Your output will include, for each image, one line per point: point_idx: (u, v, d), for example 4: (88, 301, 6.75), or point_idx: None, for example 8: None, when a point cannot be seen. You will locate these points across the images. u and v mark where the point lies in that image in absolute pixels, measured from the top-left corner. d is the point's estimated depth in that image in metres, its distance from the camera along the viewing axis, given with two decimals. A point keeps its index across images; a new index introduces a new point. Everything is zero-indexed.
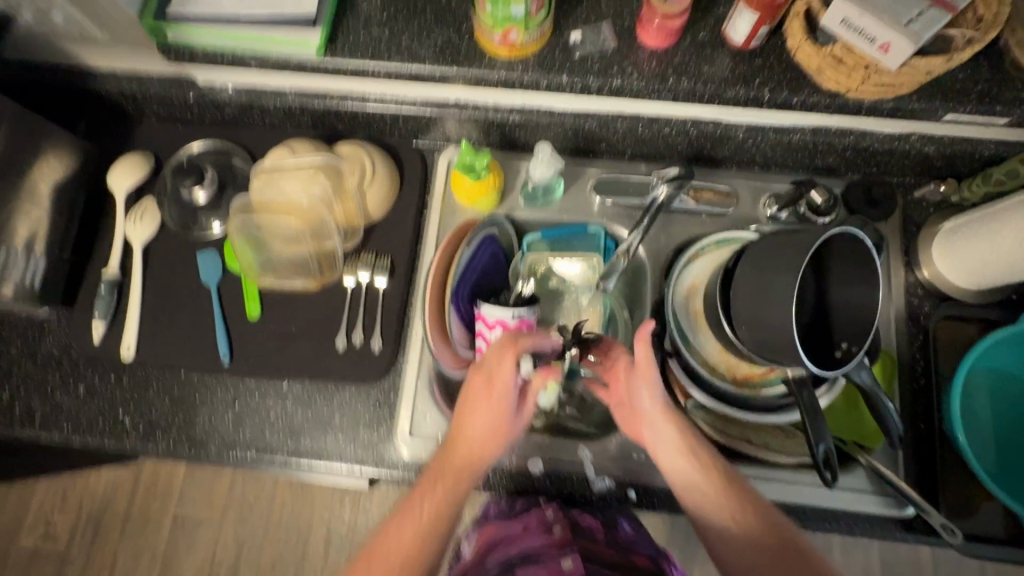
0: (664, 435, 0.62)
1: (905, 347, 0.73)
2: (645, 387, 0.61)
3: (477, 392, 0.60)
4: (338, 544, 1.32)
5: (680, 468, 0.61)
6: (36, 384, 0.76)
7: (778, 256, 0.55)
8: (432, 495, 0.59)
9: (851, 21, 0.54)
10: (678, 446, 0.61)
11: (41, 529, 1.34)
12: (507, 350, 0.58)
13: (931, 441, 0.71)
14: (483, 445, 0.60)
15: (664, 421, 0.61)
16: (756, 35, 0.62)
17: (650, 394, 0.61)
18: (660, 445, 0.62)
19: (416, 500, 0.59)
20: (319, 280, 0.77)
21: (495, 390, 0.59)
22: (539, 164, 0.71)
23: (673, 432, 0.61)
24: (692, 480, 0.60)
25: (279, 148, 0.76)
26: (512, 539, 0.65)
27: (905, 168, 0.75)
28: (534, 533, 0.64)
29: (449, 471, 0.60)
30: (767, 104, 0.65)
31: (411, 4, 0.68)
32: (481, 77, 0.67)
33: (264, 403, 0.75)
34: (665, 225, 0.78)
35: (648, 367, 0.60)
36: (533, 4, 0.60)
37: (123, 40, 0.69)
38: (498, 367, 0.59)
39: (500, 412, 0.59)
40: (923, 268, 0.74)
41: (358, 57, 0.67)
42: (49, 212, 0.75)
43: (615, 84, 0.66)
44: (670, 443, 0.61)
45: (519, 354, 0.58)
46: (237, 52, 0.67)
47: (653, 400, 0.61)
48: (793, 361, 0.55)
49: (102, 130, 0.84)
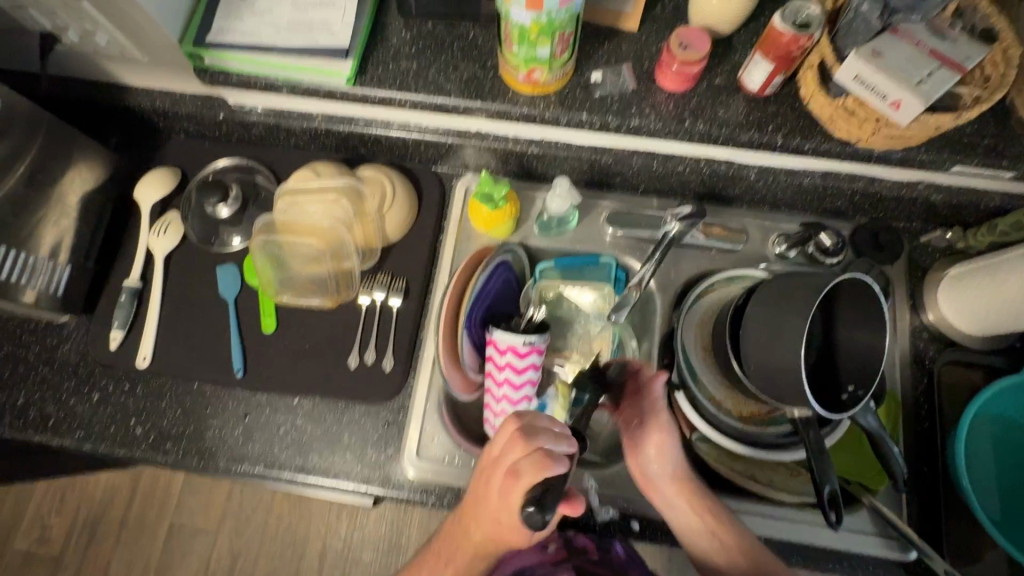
0: (670, 495, 0.65)
1: (908, 389, 0.75)
2: (654, 439, 0.65)
3: (490, 502, 0.58)
4: (333, 562, 1.31)
5: (684, 523, 0.64)
6: (52, 389, 0.78)
7: (788, 300, 0.56)
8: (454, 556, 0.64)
9: (863, 78, 0.56)
10: (684, 507, 0.64)
11: (36, 532, 1.34)
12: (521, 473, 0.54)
13: (934, 485, 0.71)
14: (501, 536, 0.60)
15: (673, 484, 0.65)
16: (771, 83, 0.64)
17: (660, 456, 0.65)
18: (669, 506, 0.65)
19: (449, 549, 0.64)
20: (336, 299, 0.78)
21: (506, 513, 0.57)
22: (557, 198, 0.73)
23: (681, 489, 0.65)
24: (696, 534, 0.64)
25: (303, 169, 0.78)
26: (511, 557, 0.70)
27: (912, 214, 0.77)
28: (530, 550, 0.69)
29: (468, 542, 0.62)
30: (779, 148, 0.67)
31: (439, 39, 0.71)
32: (503, 111, 0.69)
33: (273, 418, 0.76)
34: (676, 259, 0.80)
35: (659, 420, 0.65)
36: (559, 47, 0.61)
37: (161, 62, 0.72)
38: (510, 492, 0.55)
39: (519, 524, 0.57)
40: (929, 311, 0.76)
41: (386, 88, 0.69)
42: (77, 221, 0.77)
43: (633, 123, 0.68)
44: (676, 503, 0.65)
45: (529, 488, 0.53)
46: (270, 79, 0.70)
47: (669, 462, 0.65)
48: (800, 403, 0.56)
49: (133, 144, 0.87)
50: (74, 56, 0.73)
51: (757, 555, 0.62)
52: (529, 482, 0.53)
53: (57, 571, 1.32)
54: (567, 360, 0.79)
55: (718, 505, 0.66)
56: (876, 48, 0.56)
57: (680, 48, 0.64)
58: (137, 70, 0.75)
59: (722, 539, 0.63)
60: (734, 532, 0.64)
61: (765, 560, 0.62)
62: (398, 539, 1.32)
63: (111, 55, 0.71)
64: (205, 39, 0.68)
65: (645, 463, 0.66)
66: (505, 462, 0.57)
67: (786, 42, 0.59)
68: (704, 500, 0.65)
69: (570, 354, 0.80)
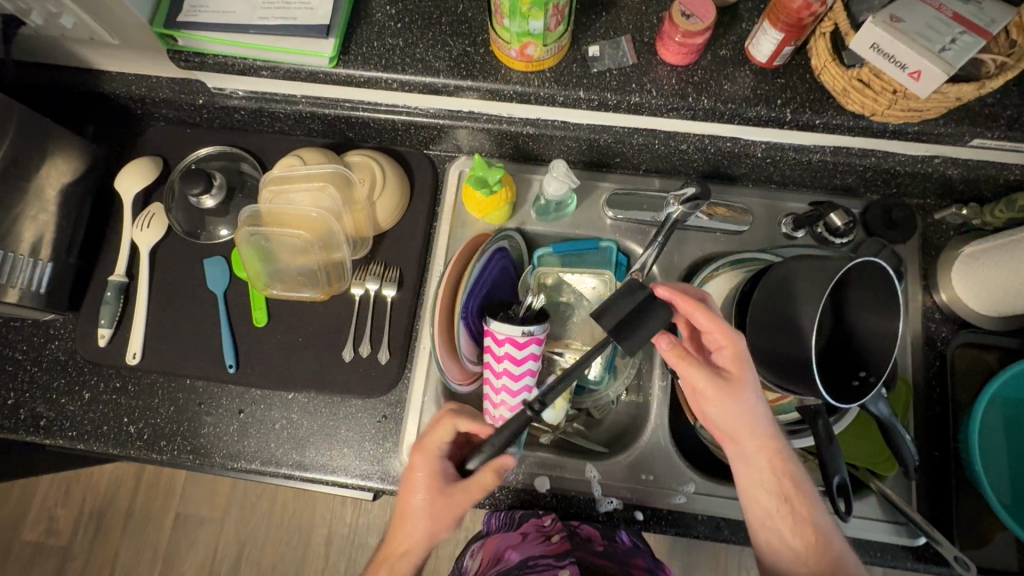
0: (750, 456, 0.57)
1: (920, 372, 0.73)
2: (720, 411, 0.56)
3: (417, 480, 0.58)
4: (339, 546, 1.32)
5: (754, 486, 0.58)
6: (42, 389, 0.76)
7: (799, 285, 0.54)
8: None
9: (882, 47, 0.52)
10: (764, 473, 0.57)
11: (44, 524, 1.35)
12: (445, 424, 0.58)
13: (945, 469, 0.70)
14: (432, 520, 0.56)
15: (753, 449, 0.57)
16: (780, 54, 0.60)
17: (726, 418, 0.56)
18: (743, 469, 0.58)
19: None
20: (328, 291, 0.75)
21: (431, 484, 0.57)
22: (553, 181, 0.69)
23: (759, 459, 0.57)
24: (765, 499, 0.57)
25: (289, 157, 0.75)
26: (511, 548, 0.66)
27: (926, 190, 0.74)
28: (533, 541, 0.66)
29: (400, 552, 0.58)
30: (788, 125, 0.64)
31: (426, 13, 0.67)
32: (496, 91, 0.65)
33: (269, 413, 0.74)
34: (679, 242, 0.77)
35: (723, 393, 0.54)
36: (552, 20, 0.57)
37: (133, 46, 0.68)
38: (429, 452, 0.58)
39: (436, 491, 0.57)
40: (941, 291, 0.73)
41: (371, 68, 0.65)
42: (56, 216, 0.74)
43: (633, 101, 0.64)
44: (752, 466, 0.57)
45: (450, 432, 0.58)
46: (247, 60, 0.66)
47: (750, 422, 0.56)
48: (810, 392, 0.54)
49: (111, 134, 0.83)
50: (40, 41, 0.69)
51: (824, 530, 0.57)
52: (454, 424, 0.58)
53: (66, 561, 1.33)
54: (567, 349, 0.77)
55: (799, 473, 0.58)
56: (894, 14, 0.52)
57: (683, 18, 0.59)
58: (108, 54, 0.71)
59: (794, 509, 0.57)
60: (812, 509, 0.58)
61: (830, 534, 0.57)
62: None
63: (79, 39, 0.67)
64: (176, 19, 0.64)
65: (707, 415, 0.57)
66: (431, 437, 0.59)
67: (797, 9, 0.54)
68: (788, 465, 0.57)
69: (571, 342, 0.77)
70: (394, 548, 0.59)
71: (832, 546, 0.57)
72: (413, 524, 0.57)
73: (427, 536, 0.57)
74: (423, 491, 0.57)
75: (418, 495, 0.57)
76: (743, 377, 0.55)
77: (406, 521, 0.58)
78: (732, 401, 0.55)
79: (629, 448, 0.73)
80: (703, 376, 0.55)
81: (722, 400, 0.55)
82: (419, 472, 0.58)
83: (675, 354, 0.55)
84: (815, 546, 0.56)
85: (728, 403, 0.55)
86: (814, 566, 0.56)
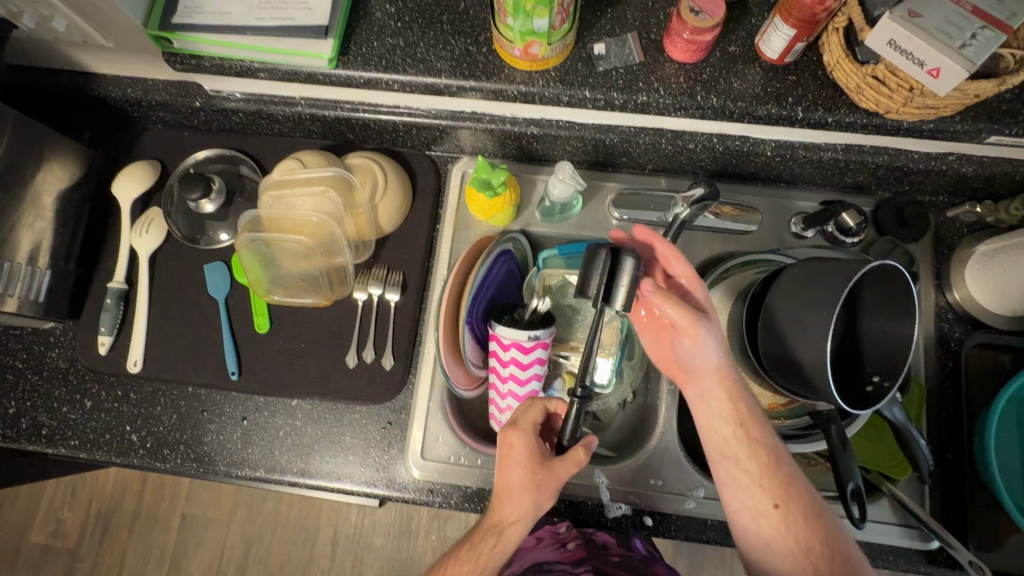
0: (710, 386, 0.56)
1: (931, 372, 0.72)
2: (692, 344, 0.55)
3: (517, 457, 0.59)
4: (345, 547, 1.32)
5: (713, 417, 0.57)
6: (43, 397, 0.75)
7: (812, 287, 0.52)
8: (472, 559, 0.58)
9: (898, 43, 0.50)
10: (721, 400, 0.56)
11: (50, 526, 1.35)
12: (537, 405, 0.62)
13: (959, 472, 0.69)
14: (540, 489, 0.58)
15: (712, 376, 0.56)
16: (792, 50, 0.59)
17: (696, 350, 0.55)
18: (701, 400, 0.57)
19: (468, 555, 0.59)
20: (330, 296, 0.74)
21: (533, 459, 0.59)
22: (559, 183, 0.68)
23: (719, 388, 0.56)
24: (723, 427, 0.56)
25: (289, 160, 0.73)
26: (526, 552, 0.69)
27: (939, 187, 0.73)
28: (548, 546, 0.68)
29: (505, 525, 0.58)
30: (799, 123, 0.62)
31: (427, 12, 0.65)
32: (498, 91, 0.64)
33: (273, 420, 0.73)
34: (687, 242, 0.76)
35: (694, 325, 0.55)
36: (557, 18, 0.56)
37: (127, 48, 0.66)
38: (522, 431, 0.60)
39: (536, 463, 0.59)
40: (954, 290, 0.72)
41: (371, 69, 0.64)
42: (53, 222, 0.72)
43: (640, 100, 0.62)
44: (713, 397, 0.56)
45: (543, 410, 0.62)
46: (244, 62, 0.64)
47: (712, 352, 0.55)
48: (823, 398, 0.53)
49: (108, 138, 0.82)
50: (33, 44, 0.68)
51: (776, 451, 0.56)
52: (546, 403, 0.62)
53: (73, 564, 1.33)
54: (573, 352, 0.77)
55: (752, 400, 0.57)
56: (911, 9, 0.50)
57: (692, 14, 0.57)
58: (102, 57, 0.69)
59: (750, 436, 0.56)
60: (764, 433, 0.57)
61: (783, 455, 0.56)
62: (409, 524, 1.33)
63: (72, 41, 0.66)
64: (171, 20, 0.62)
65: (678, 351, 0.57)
66: (524, 418, 0.61)
67: (810, 4, 0.53)
68: (742, 390, 0.56)
69: (576, 345, 0.77)
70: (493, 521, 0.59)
71: (784, 472, 0.56)
72: (517, 498, 0.58)
73: (533, 509, 0.58)
74: (525, 466, 0.58)
75: (520, 468, 0.58)
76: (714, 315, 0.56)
77: (509, 496, 0.59)
78: (705, 334, 0.55)
79: (637, 453, 0.72)
80: (683, 311, 0.55)
81: (698, 331, 0.55)
82: (518, 450, 0.59)
83: (662, 293, 0.55)
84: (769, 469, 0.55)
85: (702, 336, 0.55)
86: (769, 490, 0.55)
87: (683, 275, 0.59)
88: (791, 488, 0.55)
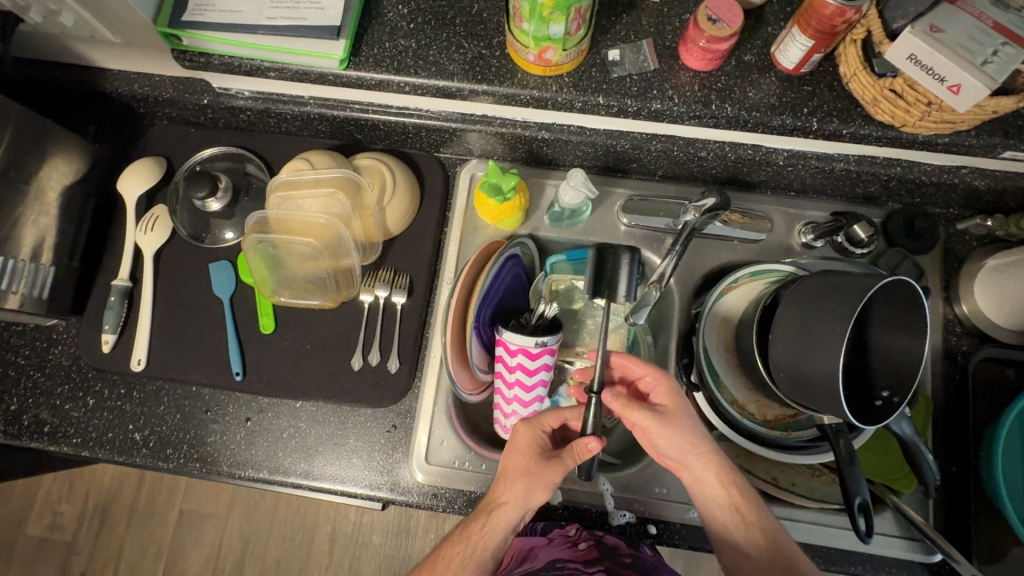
0: (700, 475, 0.59)
1: (938, 385, 0.72)
2: (666, 440, 0.59)
3: (518, 445, 0.60)
4: (343, 545, 1.32)
5: (709, 503, 0.59)
6: (45, 394, 0.75)
7: (827, 301, 0.52)
8: (461, 541, 0.59)
9: (919, 58, 0.50)
10: (714, 487, 0.59)
11: (48, 519, 1.35)
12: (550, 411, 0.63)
13: (963, 485, 0.69)
14: (534, 480, 0.58)
15: (699, 466, 0.59)
16: (808, 61, 0.58)
17: (672, 446, 0.59)
18: (695, 486, 0.60)
19: (457, 539, 0.59)
20: (336, 298, 0.74)
21: (532, 452, 0.60)
22: (570, 189, 0.67)
23: (708, 474, 0.59)
24: (720, 513, 0.59)
25: (297, 160, 0.72)
26: (536, 551, 0.68)
27: (950, 200, 0.73)
28: (559, 546, 0.67)
29: (495, 510, 0.59)
30: (814, 134, 0.62)
31: (440, 13, 0.65)
32: (511, 96, 0.63)
33: (277, 422, 0.73)
34: (696, 250, 0.76)
35: (660, 424, 0.59)
36: (573, 24, 0.55)
37: (136, 44, 0.65)
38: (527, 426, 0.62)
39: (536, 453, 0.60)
40: (963, 302, 0.72)
41: (383, 70, 0.63)
42: (58, 218, 0.72)
43: (654, 108, 0.62)
44: (705, 484, 0.59)
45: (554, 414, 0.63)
46: (254, 62, 0.63)
47: (690, 444, 0.59)
48: (834, 413, 0.53)
49: (114, 134, 0.82)
50: (39, 38, 0.67)
51: (775, 537, 0.58)
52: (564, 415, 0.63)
53: (70, 556, 1.33)
54: (578, 357, 0.77)
55: (743, 480, 0.60)
56: (933, 23, 0.50)
57: (709, 23, 0.56)
58: (109, 52, 0.68)
59: (745, 516, 0.58)
60: (760, 512, 0.59)
61: (782, 541, 0.57)
62: (407, 522, 1.33)
63: (79, 36, 0.65)
64: (181, 17, 0.61)
65: (659, 448, 0.60)
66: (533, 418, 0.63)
67: (830, 15, 0.51)
68: (731, 473, 0.59)
69: (582, 351, 0.77)
70: (487, 503, 0.60)
71: (787, 552, 0.57)
72: (511, 483, 0.59)
73: (524, 497, 0.58)
74: (526, 455, 0.60)
75: (521, 455, 0.60)
76: (679, 407, 0.60)
77: (504, 480, 0.59)
78: (673, 429, 0.59)
79: (641, 460, 0.72)
80: (646, 412, 0.59)
81: (667, 429, 0.59)
82: (522, 438, 0.61)
83: (622, 404, 0.59)
84: (769, 551, 0.56)
85: (669, 431, 0.59)
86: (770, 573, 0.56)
87: (646, 375, 0.62)
88: (793, 574, 0.55)
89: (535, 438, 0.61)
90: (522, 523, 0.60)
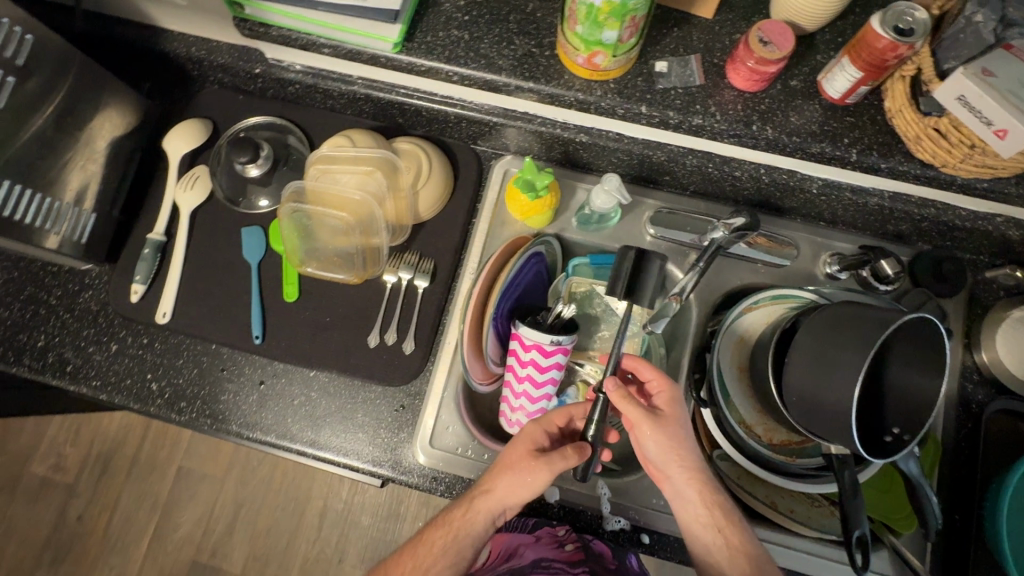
0: (681, 489, 0.60)
1: (948, 431, 0.71)
2: (656, 443, 0.59)
3: (517, 441, 0.61)
4: (333, 520, 1.33)
5: (690, 518, 0.59)
6: (71, 336, 0.77)
7: (848, 331, 0.52)
8: (445, 526, 0.60)
9: (968, 99, 0.50)
10: (695, 503, 0.59)
11: (52, 460, 1.38)
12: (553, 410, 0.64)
13: (965, 535, 0.68)
14: (523, 476, 0.58)
15: (685, 481, 0.59)
16: (855, 92, 0.58)
17: (661, 451, 0.59)
18: (677, 501, 0.60)
19: (442, 522, 0.61)
20: (362, 274, 0.75)
21: (527, 448, 0.60)
22: (602, 193, 0.68)
23: (693, 490, 0.59)
24: (703, 533, 0.59)
25: (339, 137, 0.74)
26: (523, 547, 0.72)
27: (981, 246, 0.72)
28: (546, 545, 0.71)
29: (480, 500, 0.59)
30: (852, 164, 0.62)
31: (495, 8, 0.66)
32: (555, 95, 0.64)
33: (289, 388, 0.75)
34: (720, 268, 0.76)
35: (646, 423, 0.59)
36: (626, 31, 0.56)
37: (199, 8, 0.67)
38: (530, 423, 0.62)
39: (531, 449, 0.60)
40: (983, 350, 0.71)
41: (433, 58, 0.64)
42: (103, 167, 0.74)
43: (695, 122, 0.62)
44: (687, 499, 0.59)
45: (560, 414, 0.64)
46: (312, 37, 0.65)
47: (679, 454, 0.59)
48: (843, 443, 0.53)
49: (166, 93, 0.84)
50: None
51: (756, 561, 0.57)
52: (569, 411, 0.64)
53: (69, 499, 1.36)
54: (589, 361, 0.78)
55: (729, 503, 0.60)
56: (985, 66, 0.50)
57: (760, 44, 0.57)
58: (172, 13, 0.71)
59: (729, 539, 0.58)
60: (743, 533, 0.59)
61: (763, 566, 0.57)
62: (397, 507, 1.34)
63: None
64: None
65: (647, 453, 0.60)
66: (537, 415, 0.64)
67: (882, 48, 0.52)
68: (716, 493, 0.59)
69: (592, 355, 0.77)
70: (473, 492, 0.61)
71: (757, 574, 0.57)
72: (498, 475, 0.59)
73: (510, 491, 0.58)
74: (520, 450, 0.60)
75: (516, 450, 0.60)
76: (675, 415, 0.61)
77: (495, 472, 0.60)
78: (663, 431, 0.59)
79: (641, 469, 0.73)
80: (641, 411, 0.59)
81: (657, 431, 0.59)
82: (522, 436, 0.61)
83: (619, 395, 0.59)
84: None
85: (659, 435, 0.59)
86: None
87: (651, 381, 0.63)
88: None
89: (533, 435, 0.61)
90: (505, 516, 0.61)
